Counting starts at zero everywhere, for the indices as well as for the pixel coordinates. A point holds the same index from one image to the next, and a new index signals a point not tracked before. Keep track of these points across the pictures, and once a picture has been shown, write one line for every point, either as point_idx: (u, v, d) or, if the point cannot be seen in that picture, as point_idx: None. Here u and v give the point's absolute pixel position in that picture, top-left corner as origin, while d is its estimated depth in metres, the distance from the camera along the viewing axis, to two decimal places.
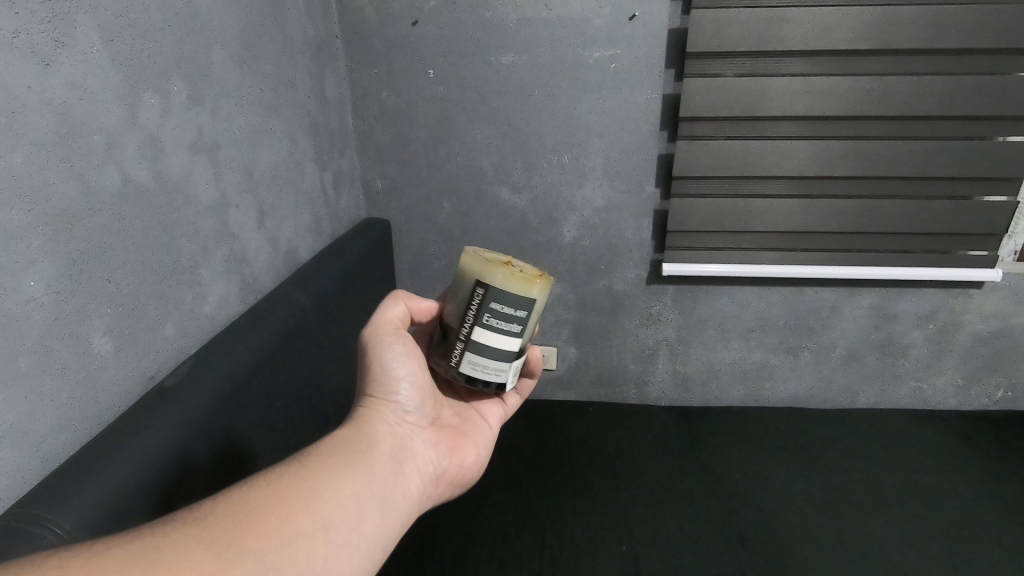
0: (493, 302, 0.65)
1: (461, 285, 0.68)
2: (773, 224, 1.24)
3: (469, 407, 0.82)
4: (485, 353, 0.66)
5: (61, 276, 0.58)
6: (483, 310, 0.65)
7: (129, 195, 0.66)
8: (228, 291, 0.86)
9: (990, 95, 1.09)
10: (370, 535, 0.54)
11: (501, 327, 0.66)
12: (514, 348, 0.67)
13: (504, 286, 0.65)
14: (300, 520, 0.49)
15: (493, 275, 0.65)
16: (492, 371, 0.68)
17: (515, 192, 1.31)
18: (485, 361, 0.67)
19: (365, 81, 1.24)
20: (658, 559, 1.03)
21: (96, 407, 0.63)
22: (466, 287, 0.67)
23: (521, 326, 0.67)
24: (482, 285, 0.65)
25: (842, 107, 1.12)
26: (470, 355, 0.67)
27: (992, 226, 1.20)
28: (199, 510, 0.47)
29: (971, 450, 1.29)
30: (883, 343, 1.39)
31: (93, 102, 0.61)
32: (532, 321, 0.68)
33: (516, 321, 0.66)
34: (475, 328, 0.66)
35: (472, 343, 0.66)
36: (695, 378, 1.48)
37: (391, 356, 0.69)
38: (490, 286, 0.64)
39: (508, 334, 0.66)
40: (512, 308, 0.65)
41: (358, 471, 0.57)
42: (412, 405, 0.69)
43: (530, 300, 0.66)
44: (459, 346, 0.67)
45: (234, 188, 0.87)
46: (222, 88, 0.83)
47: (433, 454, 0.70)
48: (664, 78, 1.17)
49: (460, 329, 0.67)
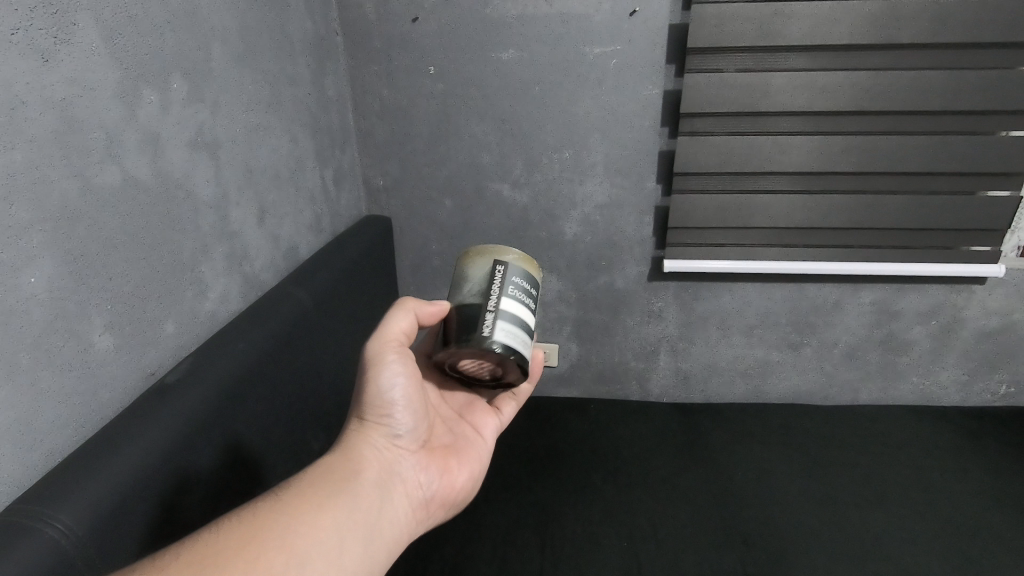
0: (513, 275, 0.68)
1: (470, 273, 0.69)
2: (775, 220, 1.24)
3: (464, 422, 0.81)
4: (515, 323, 0.67)
5: (61, 273, 0.58)
6: (506, 282, 0.68)
7: (129, 193, 0.66)
8: (228, 288, 0.86)
9: (993, 89, 1.09)
10: (349, 569, 0.55)
11: (523, 299, 0.68)
12: (534, 322, 0.69)
13: (521, 262, 0.70)
14: (272, 561, 0.50)
15: (508, 254, 0.70)
16: (521, 342, 0.67)
17: (516, 189, 1.31)
18: (516, 332, 0.66)
19: (365, 78, 1.23)
20: (659, 556, 1.03)
21: (97, 404, 0.63)
22: (478, 271, 0.69)
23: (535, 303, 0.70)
24: (500, 262, 0.69)
25: (844, 102, 1.12)
26: (503, 323, 0.65)
27: (995, 221, 1.20)
28: (174, 552, 0.48)
29: (974, 447, 1.29)
30: (885, 339, 1.39)
31: (93, 99, 0.61)
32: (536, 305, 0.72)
33: (532, 296, 0.70)
34: (502, 299, 0.67)
35: (502, 312, 0.66)
36: (696, 374, 1.48)
37: (388, 379, 0.67)
38: (509, 262, 0.69)
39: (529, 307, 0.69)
40: (530, 281, 0.70)
41: (339, 503, 0.59)
42: (403, 429, 0.69)
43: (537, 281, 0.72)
44: (489, 317, 0.65)
45: (234, 185, 0.87)
46: (222, 85, 0.83)
47: (423, 476, 0.70)
48: (664, 74, 1.17)
49: (484, 304, 0.66)
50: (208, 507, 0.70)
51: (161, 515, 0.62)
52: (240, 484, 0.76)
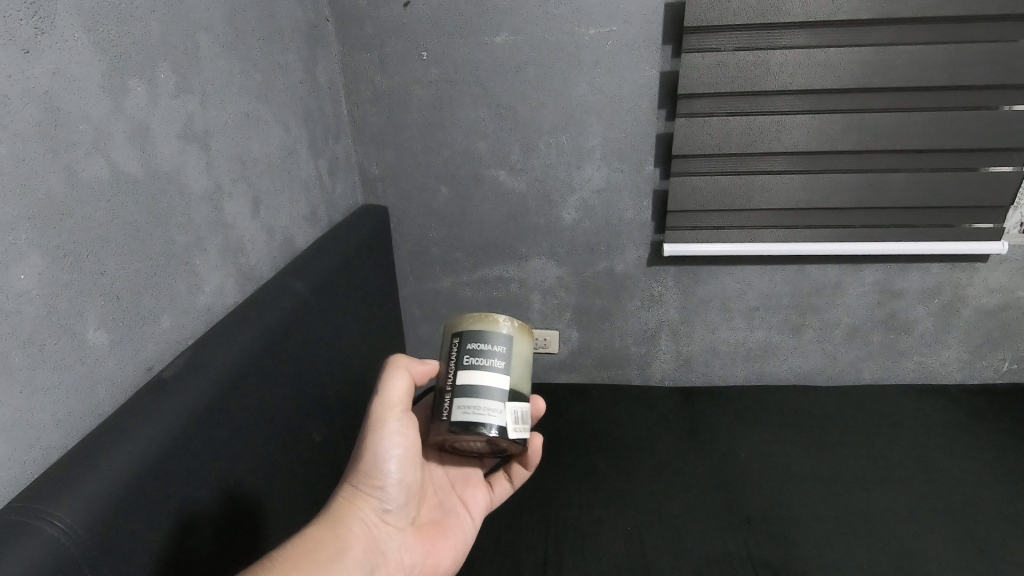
0: (469, 343, 0.67)
1: (443, 347, 0.70)
2: (775, 201, 1.22)
3: (454, 493, 0.84)
4: (478, 394, 0.64)
5: (51, 269, 0.57)
6: (462, 354, 0.66)
7: (118, 186, 0.65)
8: (224, 281, 0.85)
9: (996, 64, 1.07)
10: None
11: (482, 366, 0.65)
12: (504, 385, 0.65)
13: (478, 328, 0.67)
14: None
15: (468, 321, 0.68)
16: (487, 411, 0.64)
17: (513, 175, 1.30)
18: (474, 402, 0.64)
19: (358, 65, 1.21)
20: (662, 538, 1.03)
21: (93, 400, 0.62)
22: (446, 345, 0.69)
23: (504, 363, 0.66)
24: (458, 334, 0.68)
25: (844, 80, 1.10)
26: (461, 399, 0.64)
27: (999, 197, 1.18)
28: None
29: (977, 424, 1.29)
30: (887, 318, 1.38)
31: (77, 92, 0.60)
32: (520, 362, 0.68)
33: (496, 358, 0.66)
34: (458, 372, 0.66)
35: (458, 388, 0.65)
36: (697, 357, 1.47)
37: (386, 452, 0.70)
38: (465, 331, 0.68)
39: (498, 371, 0.65)
40: (487, 343, 0.66)
41: None
42: (394, 505, 0.72)
43: (507, 336, 0.68)
44: (448, 396, 0.66)
45: (227, 177, 0.86)
46: (211, 75, 0.82)
47: (406, 557, 0.72)
48: (662, 55, 1.15)
49: (446, 381, 0.67)
50: (212, 502, 0.70)
51: (164, 511, 0.62)
52: (241, 477, 0.76)
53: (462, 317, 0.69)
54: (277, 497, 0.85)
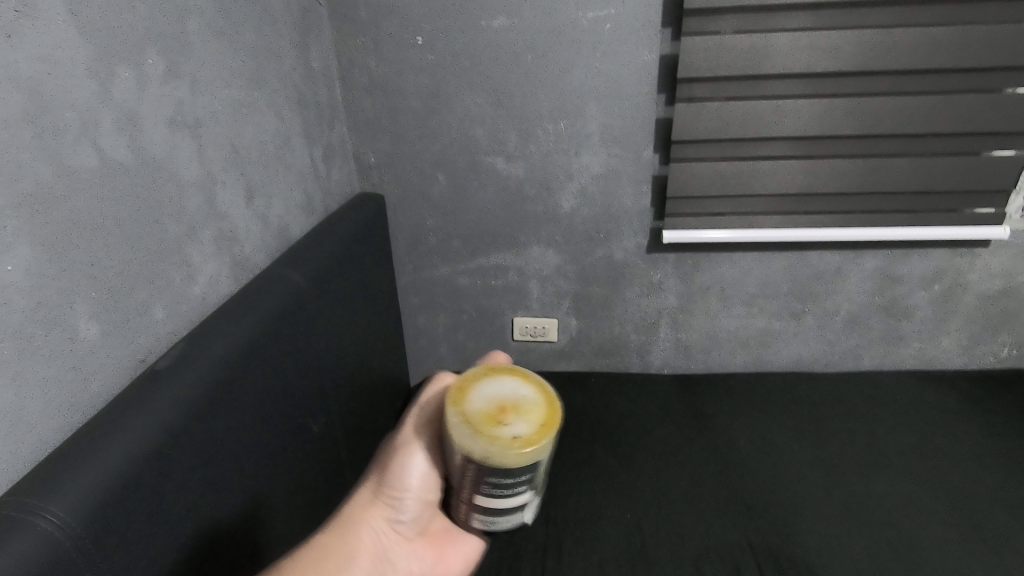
0: (486, 474, 0.48)
1: (450, 444, 0.51)
2: (775, 187, 1.21)
3: None
4: (503, 514, 0.53)
5: (41, 260, 0.56)
6: (478, 481, 0.49)
7: (108, 175, 0.64)
8: (218, 272, 0.84)
9: (1001, 45, 1.05)
10: None
11: (504, 495, 0.50)
12: (531, 499, 0.53)
13: (496, 458, 0.47)
14: None
15: (483, 446, 0.47)
16: (511, 522, 0.55)
17: (511, 162, 1.28)
18: (499, 519, 0.54)
19: (352, 51, 1.19)
20: (662, 526, 1.04)
21: (85, 392, 0.61)
22: (456, 448, 0.50)
23: (530, 485, 0.50)
24: (471, 458, 0.48)
25: (846, 63, 1.08)
26: (482, 517, 0.54)
27: (1002, 182, 1.17)
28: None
29: (977, 410, 1.29)
30: (887, 304, 1.38)
31: (63, 79, 0.58)
32: (547, 467, 0.51)
33: (520, 485, 0.49)
34: (476, 499, 0.51)
35: (478, 508, 0.53)
36: (697, 345, 1.47)
37: (410, 465, 0.60)
38: (478, 461, 0.47)
39: (526, 493, 0.51)
40: (515, 475, 0.48)
41: None
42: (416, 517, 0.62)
43: (534, 459, 0.48)
44: (467, 509, 0.54)
45: (219, 165, 0.84)
46: (202, 61, 0.80)
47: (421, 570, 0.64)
48: (661, 38, 1.13)
49: (463, 495, 0.53)
50: (209, 493, 0.70)
51: (160, 504, 0.61)
52: (238, 468, 0.76)
53: (478, 441, 0.47)
54: (275, 488, 0.85)
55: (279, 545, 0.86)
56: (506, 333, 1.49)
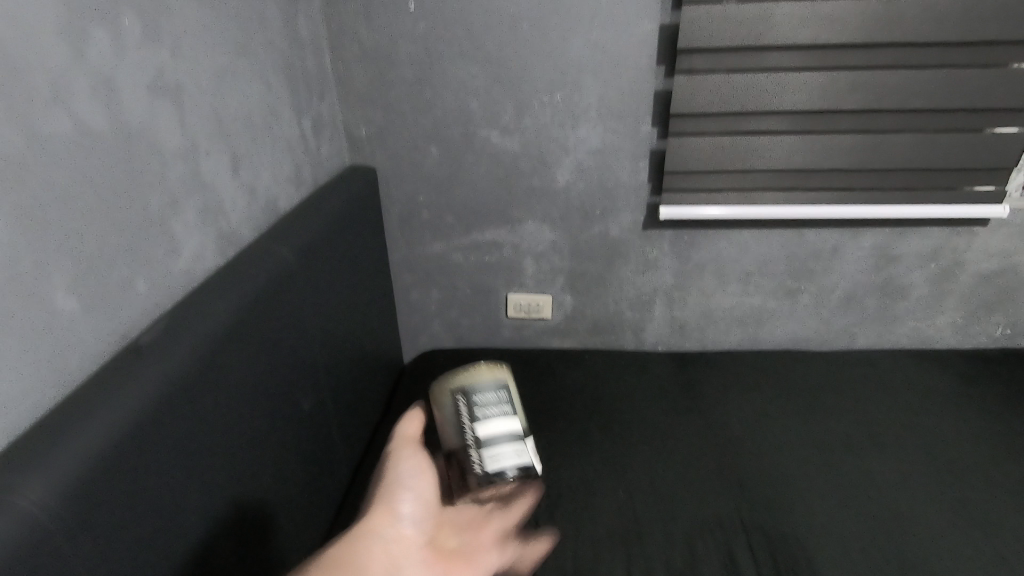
0: (476, 395, 0.66)
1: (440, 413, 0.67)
2: (775, 163, 1.19)
3: None
4: (499, 440, 0.64)
5: (15, 229, 0.54)
6: (472, 408, 0.65)
7: (81, 142, 0.61)
8: (203, 245, 0.82)
9: (1009, 18, 1.03)
10: None
11: (496, 412, 0.65)
12: (519, 426, 0.66)
13: (479, 376, 0.67)
14: None
15: (463, 375, 0.67)
16: (515, 456, 0.64)
17: (506, 135, 1.25)
18: (501, 452, 0.64)
19: (342, 17, 1.15)
20: (654, 503, 1.04)
21: (65, 368, 0.60)
22: (444, 409, 0.67)
23: (512, 405, 0.67)
24: (460, 391, 0.66)
25: (852, 34, 1.05)
26: (487, 451, 0.63)
27: (1003, 159, 1.16)
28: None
29: (969, 388, 1.29)
30: (884, 283, 1.37)
31: (32, 38, 0.55)
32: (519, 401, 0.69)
33: (505, 402, 0.66)
34: (476, 425, 0.64)
35: (480, 441, 0.64)
36: (691, 323, 1.46)
37: (401, 469, 0.65)
38: (466, 386, 0.66)
39: (509, 413, 0.66)
40: (491, 391, 0.67)
41: None
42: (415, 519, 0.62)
43: (507, 380, 0.68)
44: (472, 454, 0.63)
45: (202, 135, 0.81)
46: (183, 24, 0.77)
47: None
48: (662, 7, 1.09)
49: (464, 441, 0.64)
50: (198, 470, 0.69)
51: (146, 482, 0.60)
52: (227, 446, 0.75)
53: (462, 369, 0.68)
54: (265, 465, 0.84)
55: (271, 521, 0.86)
56: (500, 309, 1.48)
